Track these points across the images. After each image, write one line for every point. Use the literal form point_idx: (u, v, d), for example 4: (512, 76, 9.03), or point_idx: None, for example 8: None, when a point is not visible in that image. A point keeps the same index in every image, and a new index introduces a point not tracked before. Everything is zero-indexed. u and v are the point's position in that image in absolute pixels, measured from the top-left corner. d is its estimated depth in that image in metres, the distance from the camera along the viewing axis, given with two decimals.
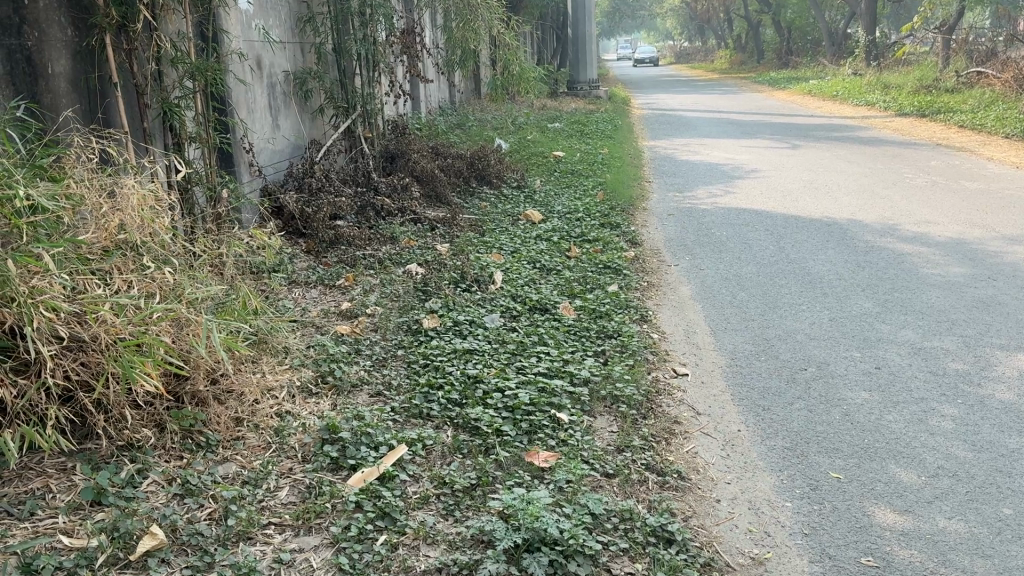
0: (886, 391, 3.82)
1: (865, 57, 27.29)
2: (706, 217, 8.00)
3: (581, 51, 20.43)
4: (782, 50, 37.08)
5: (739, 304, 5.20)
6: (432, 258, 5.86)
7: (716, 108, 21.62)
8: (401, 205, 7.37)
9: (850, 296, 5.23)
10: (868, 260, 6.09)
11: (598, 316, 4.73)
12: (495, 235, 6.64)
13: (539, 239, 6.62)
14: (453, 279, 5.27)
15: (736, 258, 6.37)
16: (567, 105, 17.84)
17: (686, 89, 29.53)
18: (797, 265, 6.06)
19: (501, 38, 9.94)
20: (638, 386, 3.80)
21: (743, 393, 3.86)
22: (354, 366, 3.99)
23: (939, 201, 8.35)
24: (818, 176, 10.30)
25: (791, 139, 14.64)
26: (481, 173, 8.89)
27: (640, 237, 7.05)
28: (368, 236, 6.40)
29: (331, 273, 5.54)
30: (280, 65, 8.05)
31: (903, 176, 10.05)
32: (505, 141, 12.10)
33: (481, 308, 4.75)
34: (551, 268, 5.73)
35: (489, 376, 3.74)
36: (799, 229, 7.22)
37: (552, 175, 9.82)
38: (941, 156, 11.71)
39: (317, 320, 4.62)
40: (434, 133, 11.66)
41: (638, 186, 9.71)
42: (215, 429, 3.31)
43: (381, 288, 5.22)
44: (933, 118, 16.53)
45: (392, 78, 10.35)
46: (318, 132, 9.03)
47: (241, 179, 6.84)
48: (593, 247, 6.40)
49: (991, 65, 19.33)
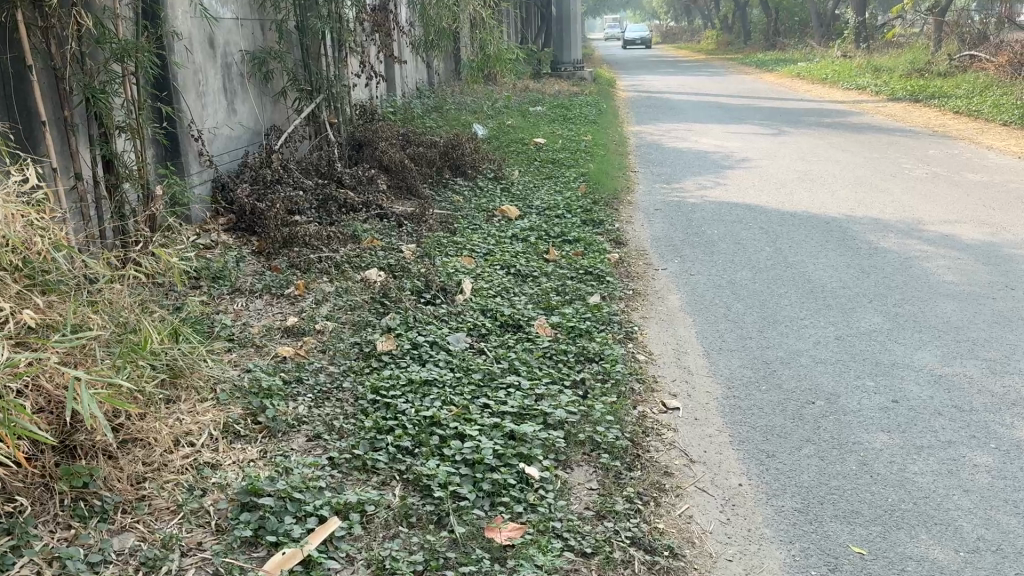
0: (907, 433, 3.31)
1: (854, 39, 26.77)
2: (695, 212, 7.47)
3: (566, 31, 19.81)
4: (770, 31, 36.54)
5: (734, 318, 4.67)
6: (396, 262, 5.30)
7: (703, 91, 21.05)
8: (366, 199, 6.78)
9: (857, 309, 4.72)
10: (873, 265, 5.59)
11: (577, 334, 4.18)
12: (467, 234, 6.09)
13: (515, 239, 6.07)
14: (417, 289, 4.71)
15: (729, 261, 5.84)
16: (550, 87, 17.22)
17: (672, 70, 28.98)
18: (796, 271, 5.54)
19: (478, 17, 9.33)
20: (622, 428, 3.26)
21: (743, 434, 3.33)
22: (291, 402, 3.42)
23: (942, 195, 7.86)
24: (812, 165, 9.79)
25: (781, 125, 14.11)
26: (454, 162, 8.29)
27: (625, 236, 6.51)
28: (327, 235, 5.82)
29: (281, 279, 4.97)
30: (236, 45, 7.44)
31: (901, 167, 9.55)
32: (483, 126, 11.51)
33: (445, 325, 4.19)
34: (526, 274, 5.19)
35: (448, 417, 3.18)
36: (796, 227, 6.70)
37: (532, 164, 9.25)
38: (939, 144, 11.22)
39: (258, 339, 4.06)
40: (408, 117, 11.07)
41: (623, 176, 9.18)
42: (115, 489, 2.74)
43: (334, 299, 4.66)
44: (926, 104, 16.07)
45: (362, 59, 9.73)
46: (280, 117, 8.41)
47: (187, 172, 6.26)
48: (573, 249, 5.85)
49: (984, 49, 18.90)
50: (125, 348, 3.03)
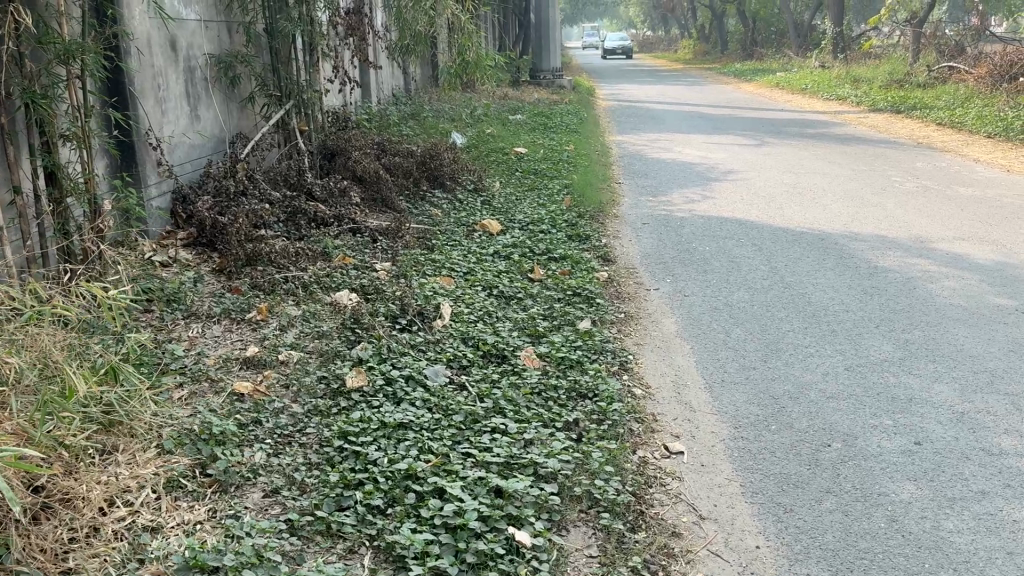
0: (937, 481, 2.98)
1: (831, 50, 26.74)
2: (683, 226, 7.18)
3: (545, 38, 19.55)
4: (747, 41, 36.59)
5: (735, 345, 4.33)
6: (369, 281, 4.93)
7: (683, 100, 20.85)
8: (338, 212, 6.40)
9: (864, 336, 4.41)
10: (875, 286, 5.29)
11: (567, 366, 3.82)
12: (446, 251, 5.72)
13: (496, 256, 5.72)
14: (391, 313, 4.34)
15: (723, 280, 5.53)
16: (530, 95, 16.95)
17: (651, 79, 28.83)
18: (795, 292, 5.22)
19: (457, 21, 8.97)
20: (622, 480, 2.90)
21: (756, 484, 2.98)
22: (246, 449, 3.04)
23: (936, 210, 7.62)
24: (800, 178, 9.54)
25: (764, 135, 13.90)
26: (432, 173, 7.92)
27: (613, 252, 6.18)
28: (294, 251, 5.44)
29: (242, 301, 4.60)
30: (200, 48, 7.15)
31: (891, 180, 9.32)
32: (462, 135, 11.16)
33: (422, 355, 3.81)
34: (510, 296, 4.84)
35: (426, 469, 2.80)
36: (789, 243, 6.41)
37: (513, 176, 8.91)
38: (927, 157, 11.02)
39: (212, 372, 3.77)
40: (384, 125, 10.71)
41: (606, 188, 8.87)
42: (35, 560, 2.32)
43: (300, 324, 4.31)
44: (908, 114, 15.95)
45: (335, 64, 9.35)
46: (248, 125, 8.05)
47: (144, 183, 6.01)
48: (559, 268, 5.51)
49: (963, 60, 18.87)
50: (42, 399, 2.64)
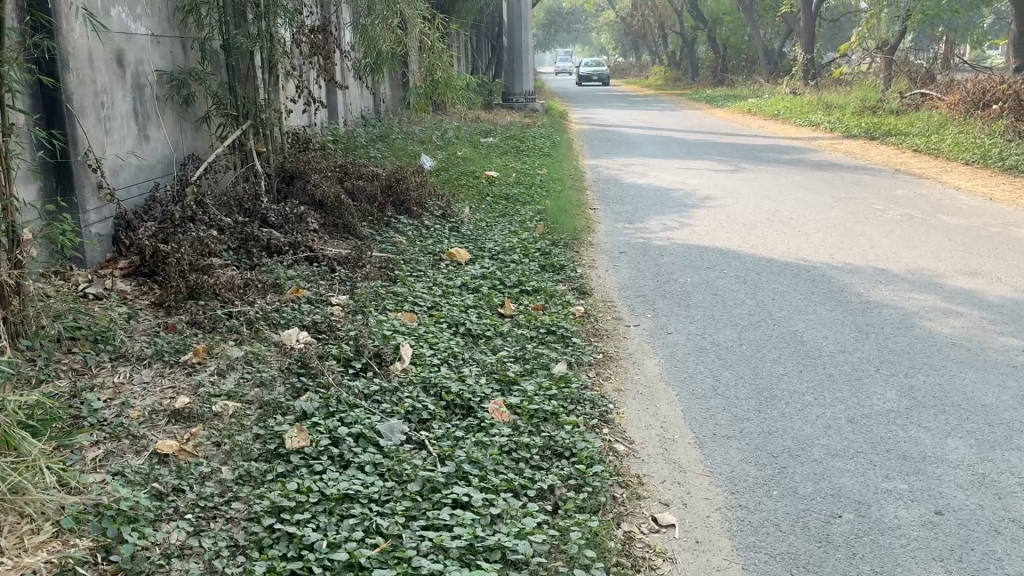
0: (967, 564, 2.59)
1: (803, 76, 26.79)
2: (662, 255, 6.82)
3: (517, 62, 19.30)
4: (718, 67, 36.73)
5: (726, 391, 3.93)
6: (322, 317, 4.49)
7: (657, 125, 20.67)
8: (294, 240, 5.95)
9: (865, 383, 4.03)
10: (870, 325, 4.93)
11: (540, 419, 3.39)
12: (410, 282, 5.29)
13: (465, 288, 5.31)
14: (344, 356, 3.90)
15: (708, 315, 5.14)
16: (502, 118, 16.65)
17: (624, 104, 28.73)
18: (786, 330, 4.85)
19: (426, 40, 8.60)
20: (606, 566, 2.47)
21: (761, 566, 2.57)
22: (161, 528, 2.57)
23: (924, 240, 7.33)
24: (779, 205, 9.26)
25: (740, 161, 13.68)
26: (397, 197, 7.49)
27: (589, 284, 5.80)
28: (241, 283, 4.99)
29: (179, 342, 4.14)
30: (150, 63, 6.73)
31: (873, 208, 9.06)
32: (432, 158, 10.77)
33: (376, 408, 3.36)
34: (478, 333, 4.42)
35: (372, 558, 2.35)
36: (775, 275, 6.06)
37: (484, 201, 8.51)
38: (907, 184, 10.81)
39: (134, 427, 3.31)
40: (350, 147, 10.30)
41: (581, 214, 8.52)
42: None
43: (242, 370, 3.86)
44: (883, 141, 15.84)
45: (298, 83, 8.94)
46: (203, 146, 7.61)
47: (82, 208, 5.54)
48: (532, 302, 5.10)
49: (935, 87, 18.87)
50: None
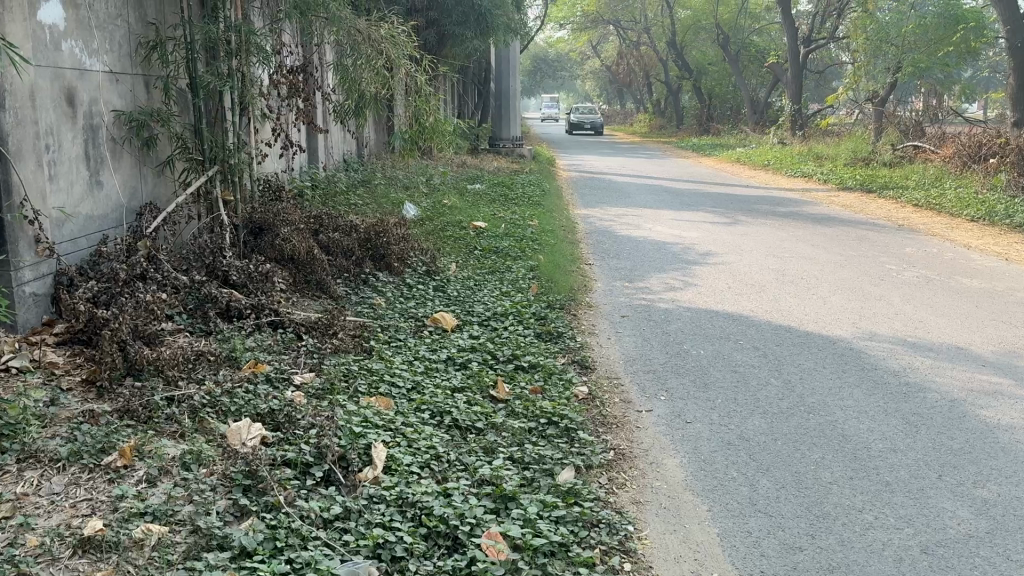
0: None
1: (791, 126, 26.59)
2: (669, 320, 6.19)
3: (504, 107, 18.87)
4: (704, 115, 36.67)
5: (768, 506, 3.27)
6: (280, 404, 3.80)
7: (647, 173, 20.28)
8: (256, 302, 5.23)
9: (931, 499, 3.39)
10: (919, 416, 4.29)
11: (545, 554, 2.71)
12: (388, 356, 4.61)
13: (451, 362, 4.63)
14: (302, 462, 3.21)
15: (731, 397, 4.48)
16: (489, 164, 16.16)
17: (611, 150, 28.46)
18: (825, 421, 4.20)
19: (412, 83, 8.01)
20: None
21: None
22: None
23: (951, 308, 6.75)
24: (786, 262, 8.70)
25: (736, 213, 13.17)
26: (377, 252, 6.82)
27: (591, 356, 5.14)
28: (191, 357, 4.29)
29: (104, 438, 3.43)
30: (107, 103, 6.09)
31: (887, 268, 8.50)
32: (416, 206, 10.14)
33: (338, 543, 2.66)
34: (466, 424, 3.73)
35: None
36: (798, 348, 5.43)
37: (471, 255, 7.86)
38: (915, 241, 10.28)
39: (28, 561, 2.57)
40: (328, 195, 9.68)
41: (577, 270, 7.91)
42: None
43: (177, 480, 3.15)
44: (880, 194, 15.42)
45: (274, 126, 8.33)
46: (164, 192, 6.95)
47: (14, 266, 4.84)
48: (529, 380, 4.42)
49: (928, 140, 18.58)
50: None
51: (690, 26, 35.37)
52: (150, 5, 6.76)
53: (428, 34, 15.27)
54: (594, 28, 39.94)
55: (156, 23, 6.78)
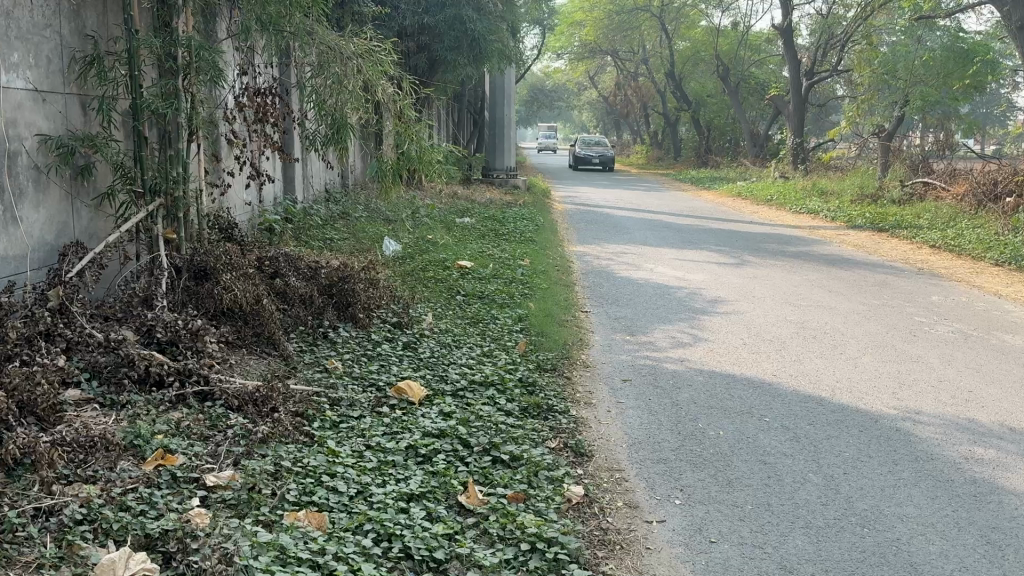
0: None
1: (792, 160, 25.88)
2: (679, 386, 5.29)
3: (498, 136, 18.10)
4: (701, 148, 36.07)
5: None
6: (178, 522, 2.88)
7: (646, 207, 19.50)
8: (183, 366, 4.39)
9: None
10: (1004, 534, 3.38)
11: None
12: (332, 444, 3.69)
13: (412, 452, 3.72)
14: None
15: (762, 503, 3.57)
16: (481, 195, 15.36)
17: (609, 182, 27.71)
18: (886, 539, 3.29)
19: (390, 110, 7.18)
20: None
21: None
22: None
23: (1001, 373, 5.86)
24: (804, 312, 7.84)
25: (744, 252, 12.33)
26: (341, 299, 5.92)
27: (587, 440, 4.23)
28: (82, 446, 3.38)
29: None
30: (29, 125, 5.22)
31: (917, 320, 7.64)
32: (396, 242, 9.28)
33: None
34: (420, 556, 2.81)
35: None
36: (834, 429, 4.53)
37: (453, 302, 6.98)
38: (940, 288, 9.43)
39: None
40: (300, 231, 8.81)
41: (572, 320, 7.04)
42: None
43: None
44: (892, 233, 14.63)
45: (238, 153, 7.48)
46: (101, 229, 6.05)
47: None
48: (507, 479, 3.51)
49: (938, 176, 17.83)
50: None
51: (687, 58, 34.89)
52: (90, 16, 5.91)
53: (418, 59, 14.49)
54: (591, 59, 39.49)
55: (96, 36, 5.92)
